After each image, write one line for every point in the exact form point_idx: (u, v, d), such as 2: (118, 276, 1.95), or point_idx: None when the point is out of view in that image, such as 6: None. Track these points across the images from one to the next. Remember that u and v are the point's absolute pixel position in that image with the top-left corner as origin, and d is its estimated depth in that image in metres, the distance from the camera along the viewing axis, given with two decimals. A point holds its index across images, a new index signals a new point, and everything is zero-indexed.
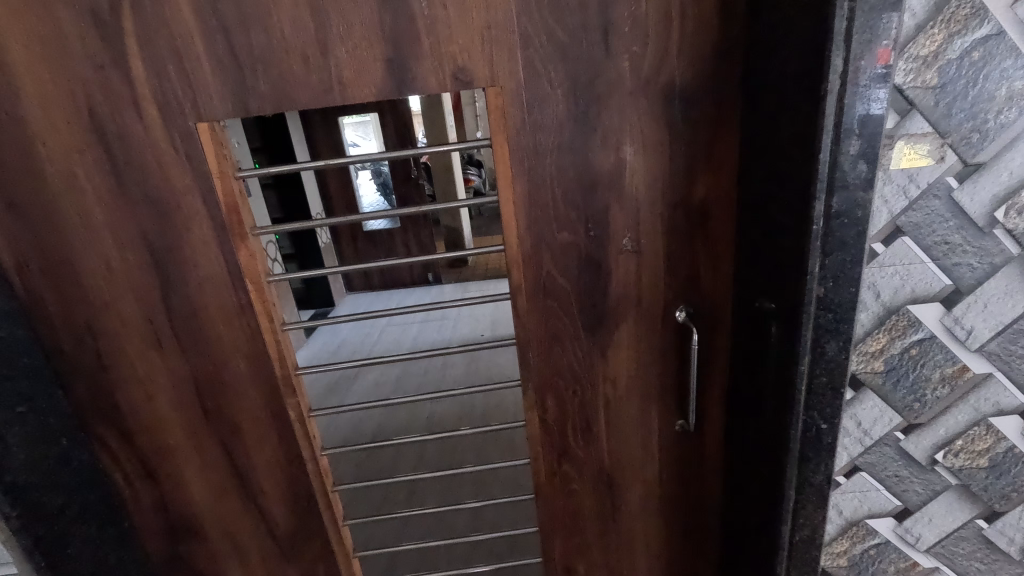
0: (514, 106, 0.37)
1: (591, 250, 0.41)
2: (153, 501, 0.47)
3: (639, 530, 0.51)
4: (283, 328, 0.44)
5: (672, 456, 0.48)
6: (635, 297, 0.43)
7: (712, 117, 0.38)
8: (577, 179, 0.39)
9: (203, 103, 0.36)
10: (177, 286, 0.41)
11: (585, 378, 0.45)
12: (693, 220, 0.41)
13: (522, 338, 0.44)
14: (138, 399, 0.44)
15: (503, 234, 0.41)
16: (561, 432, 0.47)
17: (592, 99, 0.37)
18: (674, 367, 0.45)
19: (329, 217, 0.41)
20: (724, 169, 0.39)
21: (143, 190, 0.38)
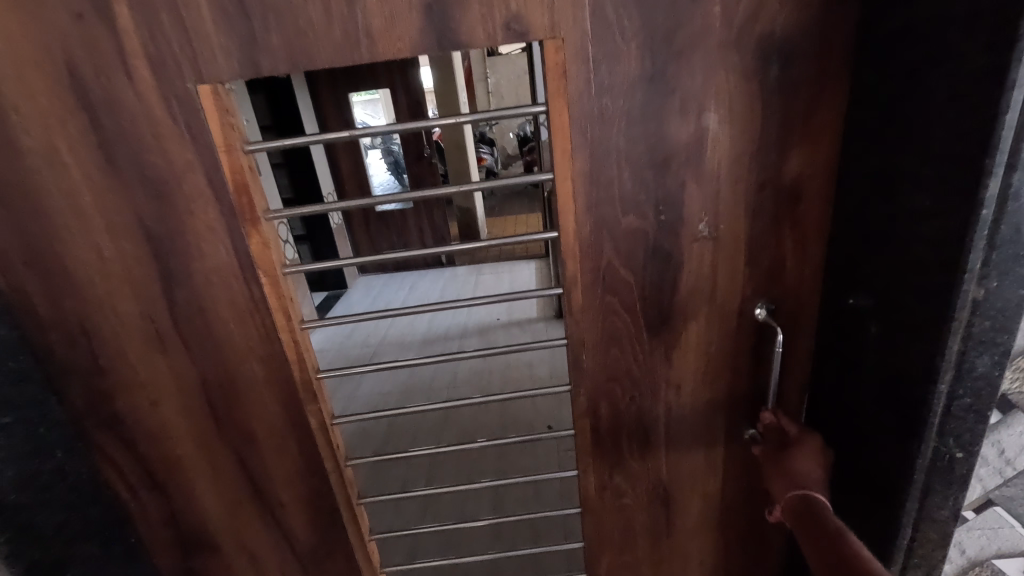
0: (578, 64, 0.31)
1: (659, 238, 0.35)
2: (162, 514, 0.43)
3: (696, 548, 0.46)
4: (302, 327, 0.38)
5: (738, 471, 0.43)
6: (708, 293, 0.37)
7: (819, 76, 0.31)
8: (648, 153, 0.33)
9: (204, 60, 0.30)
10: (180, 279, 0.35)
11: (644, 384, 0.40)
12: (782, 202, 0.34)
13: (573, 338, 0.38)
14: (141, 405, 0.39)
15: (556, 218, 0.35)
16: (615, 443, 0.42)
17: (672, 55, 0.30)
18: (749, 371, 0.39)
19: (351, 199, 0.35)
20: (828, 141, 0.32)
21: (138, 167, 0.32)
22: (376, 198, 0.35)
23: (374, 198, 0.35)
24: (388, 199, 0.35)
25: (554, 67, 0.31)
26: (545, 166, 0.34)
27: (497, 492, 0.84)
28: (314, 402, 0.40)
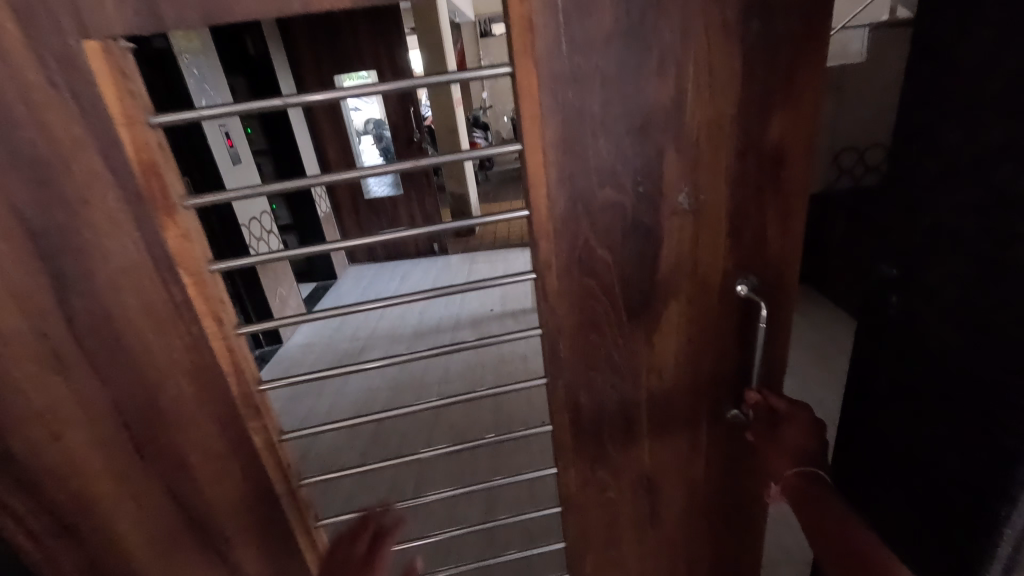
0: (547, 19, 0.28)
1: (638, 213, 0.33)
2: (79, 562, 0.36)
3: (680, 536, 0.45)
4: (237, 332, 0.33)
5: (722, 454, 0.41)
6: (689, 270, 0.34)
7: (803, 30, 0.29)
8: (623, 118, 0.30)
9: (89, 8, 0.24)
10: (77, 285, 0.29)
11: (626, 370, 0.37)
12: (764, 169, 0.32)
13: (548, 325, 0.35)
14: (41, 439, 0.32)
15: (526, 193, 0.32)
16: (596, 434, 0.40)
17: (647, 6, 0.28)
18: (733, 349, 0.37)
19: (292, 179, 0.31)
20: (811, 102, 0.30)
21: (10, 146, 0.26)
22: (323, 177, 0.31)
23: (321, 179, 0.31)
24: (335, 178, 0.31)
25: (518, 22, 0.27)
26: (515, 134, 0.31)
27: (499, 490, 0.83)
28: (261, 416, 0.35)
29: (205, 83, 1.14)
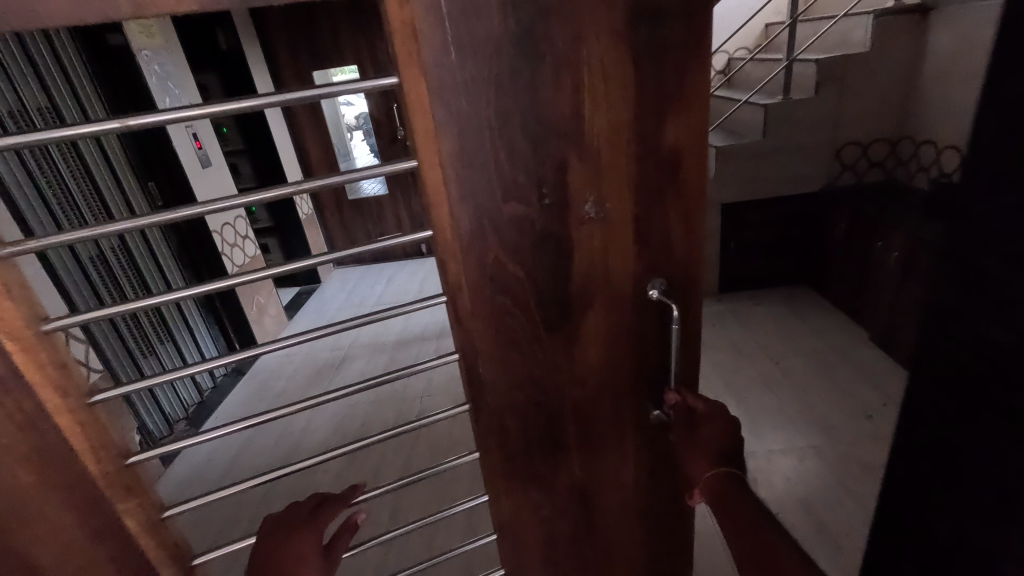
0: (431, 20, 0.26)
1: (549, 227, 0.32)
2: None
3: (618, 547, 0.45)
4: (88, 402, 0.32)
5: (650, 458, 0.41)
6: (603, 278, 0.34)
7: (689, 36, 0.29)
8: (524, 127, 0.29)
9: None
10: None
11: (550, 387, 0.37)
12: (665, 173, 0.32)
13: (462, 352, 0.35)
14: None
15: (429, 212, 0.31)
16: (526, 455, 0.39)
17: (537, 9, 0.27)
18: (653, 353, 0.37)
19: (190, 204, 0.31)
20: (701, 107, 0.31)
21: None
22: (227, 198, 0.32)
23: (228, 201, 0.32)
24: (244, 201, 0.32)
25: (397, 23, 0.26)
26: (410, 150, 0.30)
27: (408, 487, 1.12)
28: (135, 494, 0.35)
29: (167, 79, 1.43)
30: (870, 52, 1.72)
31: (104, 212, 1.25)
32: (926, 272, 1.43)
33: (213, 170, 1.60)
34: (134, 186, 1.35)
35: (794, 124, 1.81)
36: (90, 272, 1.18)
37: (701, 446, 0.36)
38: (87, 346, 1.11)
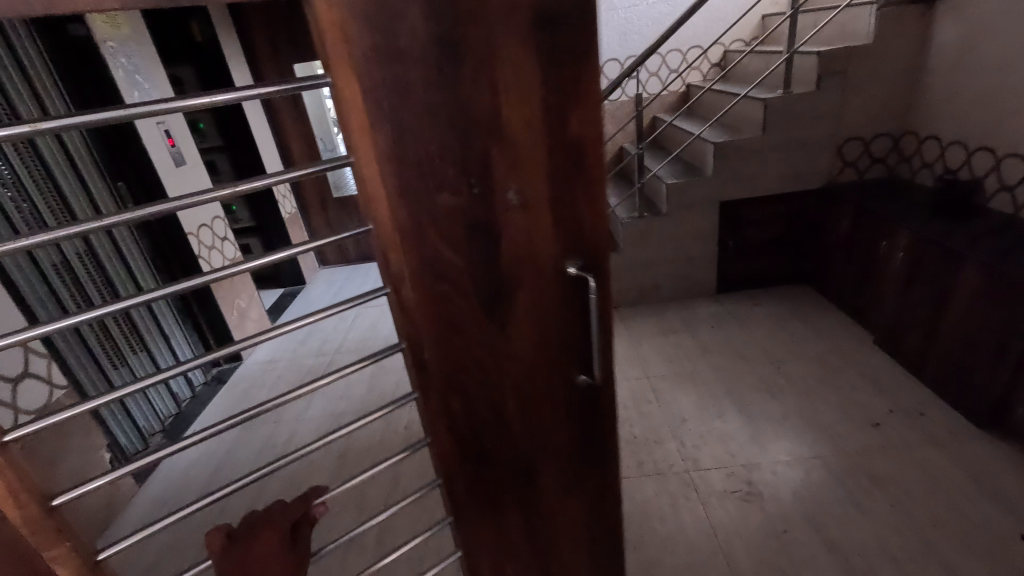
0: (362, 30, 0.33)
1: (474, 219, 0.39)
2: None
3: (558, 490, 0.55)
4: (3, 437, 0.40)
5: (576, 414, 0.51)
6: (529, 259, 0.41)
7: (577, 42, 0.36)
8: (449, 122, 0.36)
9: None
10: None
11: (488, 361, 0.45)
12: (574, 159, 0.39)
13: (403, 328, 0.44)
14: None
15: (371, 209, 0.39)
16: (470, 425, 0.48)
17: (452, 19, 0.33)
18: (577, 322, 0.45)
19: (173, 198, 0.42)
20: (598, 103, 0.38)
21: None
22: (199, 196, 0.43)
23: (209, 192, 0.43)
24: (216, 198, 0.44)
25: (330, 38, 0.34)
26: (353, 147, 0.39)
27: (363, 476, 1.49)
28: (63, 544, 0.45)
29: (134, 72, 1.77)
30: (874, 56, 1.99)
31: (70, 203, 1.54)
32: (929, 266, 1.64)
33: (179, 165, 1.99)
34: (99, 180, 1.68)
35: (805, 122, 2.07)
36: (55, 281, 1.44)
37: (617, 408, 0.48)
38: (47, 361, 1.32)
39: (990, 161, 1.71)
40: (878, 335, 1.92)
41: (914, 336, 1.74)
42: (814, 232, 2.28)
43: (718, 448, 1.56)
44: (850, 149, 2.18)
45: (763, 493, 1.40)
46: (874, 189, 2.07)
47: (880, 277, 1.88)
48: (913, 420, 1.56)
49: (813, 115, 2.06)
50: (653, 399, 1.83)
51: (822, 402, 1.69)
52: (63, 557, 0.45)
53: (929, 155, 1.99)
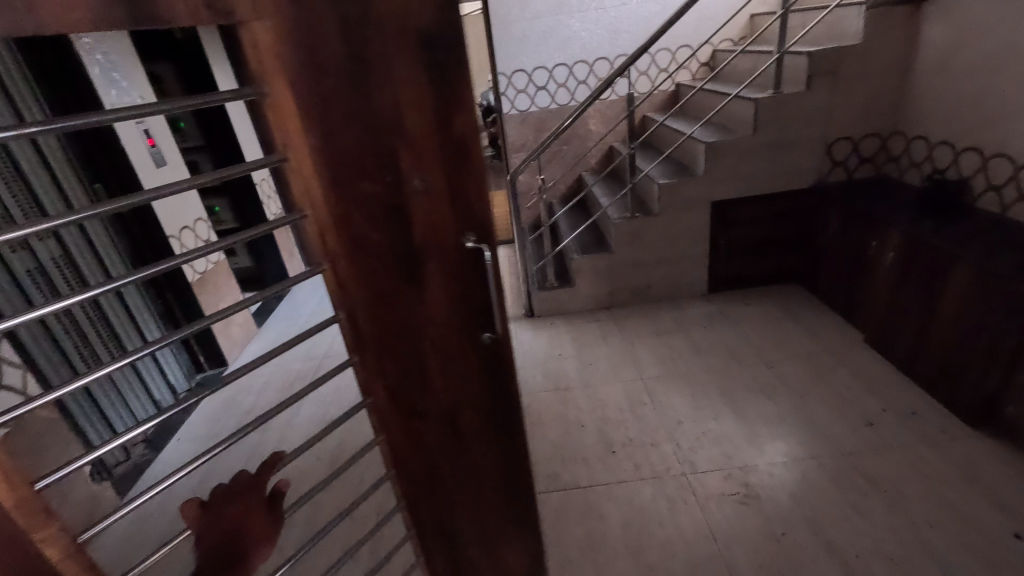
0: (289, 52, 0.46)
1: (389, 205, 0.54)
2: None
3: (468, 420, 0.73)
4: None
5: (479, 354, 0.68)
6: (431, 233, 0.57)
7: (459, 59, 0.51)
8: (361, 124, 0.50)
9: None
10: None
11: (406, 314, 0.61)
12: (453, 144, 0.54)
13: (341, 294, 0.59)
14: None
15: (309, 193, 0.52)
16: (391, 364, 0.65)
17: (357, 53, 0.47)
18: (474, 281, 0.62)
19: (137, 194, 0.49)
20: (472, 114, 0.54)
21: None
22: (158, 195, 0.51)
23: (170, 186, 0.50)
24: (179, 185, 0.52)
25: (260, 62, 0.47)
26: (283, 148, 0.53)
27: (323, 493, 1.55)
28: (51, 523, 0.43)
29: (111, 73, 1.77)
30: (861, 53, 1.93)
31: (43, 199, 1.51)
32: (921, 266, 1.61)
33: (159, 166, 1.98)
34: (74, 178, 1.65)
35: (790, 121, 2.05)
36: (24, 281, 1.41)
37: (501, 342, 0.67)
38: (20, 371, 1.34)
39: (978, 161, 1.66)
40: (868, 335, 1.93)
41: (904, 337, 1.73)
42: (801, 229, 2.29)
43: (714, 451, 1.56)
44: (838, 149, 2.15)
45: (760, 495, 1.40)
46: (861, 189, 2.04)
47: (871, 277, 1.88)
48: (910, 423, 1.55)
49: (804, 112, 2.04)
50: (648, 400, 1.83)
51: (810, 401, 1.70)
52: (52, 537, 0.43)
53: (918, 155, 1.94)
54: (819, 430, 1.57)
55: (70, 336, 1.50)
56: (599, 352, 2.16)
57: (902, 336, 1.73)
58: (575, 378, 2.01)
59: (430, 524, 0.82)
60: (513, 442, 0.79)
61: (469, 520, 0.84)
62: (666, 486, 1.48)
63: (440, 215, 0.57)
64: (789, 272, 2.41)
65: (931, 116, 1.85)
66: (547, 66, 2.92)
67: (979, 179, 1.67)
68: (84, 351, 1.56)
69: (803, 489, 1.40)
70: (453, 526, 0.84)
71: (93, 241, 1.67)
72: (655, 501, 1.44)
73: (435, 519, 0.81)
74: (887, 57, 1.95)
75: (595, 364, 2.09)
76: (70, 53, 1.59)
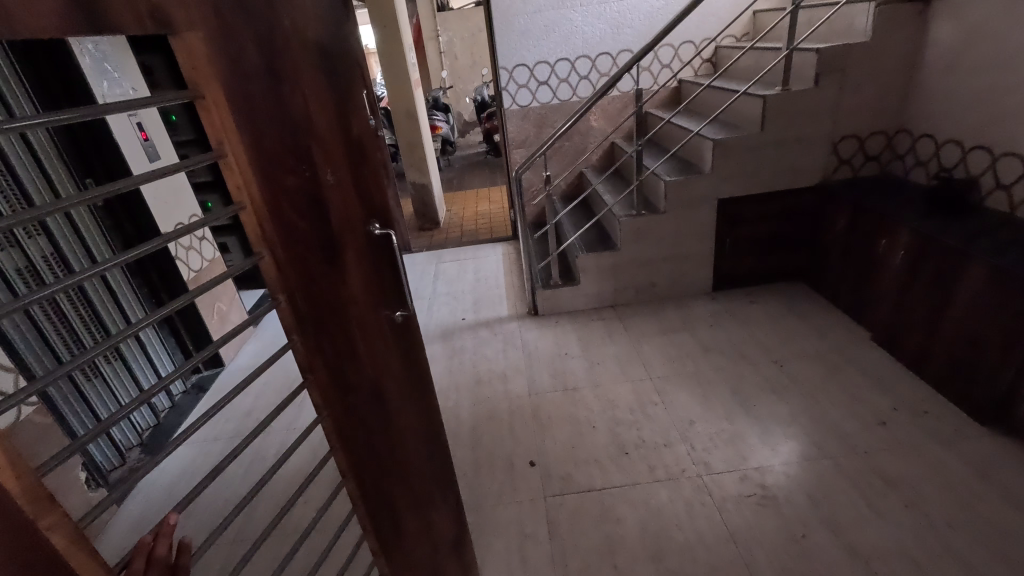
0: (215, 60, 0.70)
1: (308, 189, 0.86)
2: None
3: (385, 367, 1.11)
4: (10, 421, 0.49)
5: (383, 306, 1.07)
6: (348, 213, 0.95)
7: (337, 72, 0.90)
8: (282, 129, 0.81)
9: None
10: None
11: (328, 288, 0.95)
12: (358, 147, 0.96)
13: (282, 281, 0.87)
14: None
15: (238, 183, 0.77)
16: (319, 329, 0.95)
17: (275, 72, 0.78)
18: (374, 252, 1.02)
19: (107, 187, 0.71)
20: (362, 128, 0.96)
21: None
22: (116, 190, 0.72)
23: (122, 186, 0.72)
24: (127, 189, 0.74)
25: (194, 69, 0.69)
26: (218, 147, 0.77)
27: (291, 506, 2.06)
28: (56, 513, 0.54)
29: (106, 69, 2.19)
30: (865, 60, 2.54)
31: (31, 193, 1.87)
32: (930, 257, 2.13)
33: (132, 155, 2.31)
34: (61, 165, 2.00)
35: (796, 121, 2.68)
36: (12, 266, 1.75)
37: (396, 301, 1.11)
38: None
39: (989, 159, 2.17)
40: (875, 332, 2.52)
41: (912, 338, 2.27)
42: (808, 228, 2.98)
43: (728, 450, 2.02)
44: (847, 146, 2.77)
45: (777, 495, 1.81)
46: (870, 189, 2.64)
47: (881, 267, 2.42)
48: (917, 417, 2.04)
49: (812, 112, 2.65)
50: (658, 399, 2.36)
51: (819, 402, 2.19)
52: (58, 522, 0.54)
53: (926, 153, 2.53)
54: (832, 428, 2.04)
55: (52, 324, 1.91)
56: (604, 351, 2.76)
57: (909, 338, 2.28)
58: (584, 379, 2.57)
59: (368, 449, 1.11)
60: (418, 388, 1.24)
61: (394, 466, 1.20)
62: (681, 490, 1.89)
63: (346, 211, 0.94)
64: (794, 267, 3.12)
65: (932, 119, 2.45)
66: (548, 61, 3.63)
67: (989, 177, 2.19)
68: (62, 331, 1.96)
69: (816, 487, 1.82)
70: (385, 446, 1.16)
71: (78, 225, 2.08)
72: (672, 502, 1.85)
73: (366, 444, 1.11)
74: (894, 55, 2.53)
75: (603, 362, 2.68)
76: (64, 50, 1.97)
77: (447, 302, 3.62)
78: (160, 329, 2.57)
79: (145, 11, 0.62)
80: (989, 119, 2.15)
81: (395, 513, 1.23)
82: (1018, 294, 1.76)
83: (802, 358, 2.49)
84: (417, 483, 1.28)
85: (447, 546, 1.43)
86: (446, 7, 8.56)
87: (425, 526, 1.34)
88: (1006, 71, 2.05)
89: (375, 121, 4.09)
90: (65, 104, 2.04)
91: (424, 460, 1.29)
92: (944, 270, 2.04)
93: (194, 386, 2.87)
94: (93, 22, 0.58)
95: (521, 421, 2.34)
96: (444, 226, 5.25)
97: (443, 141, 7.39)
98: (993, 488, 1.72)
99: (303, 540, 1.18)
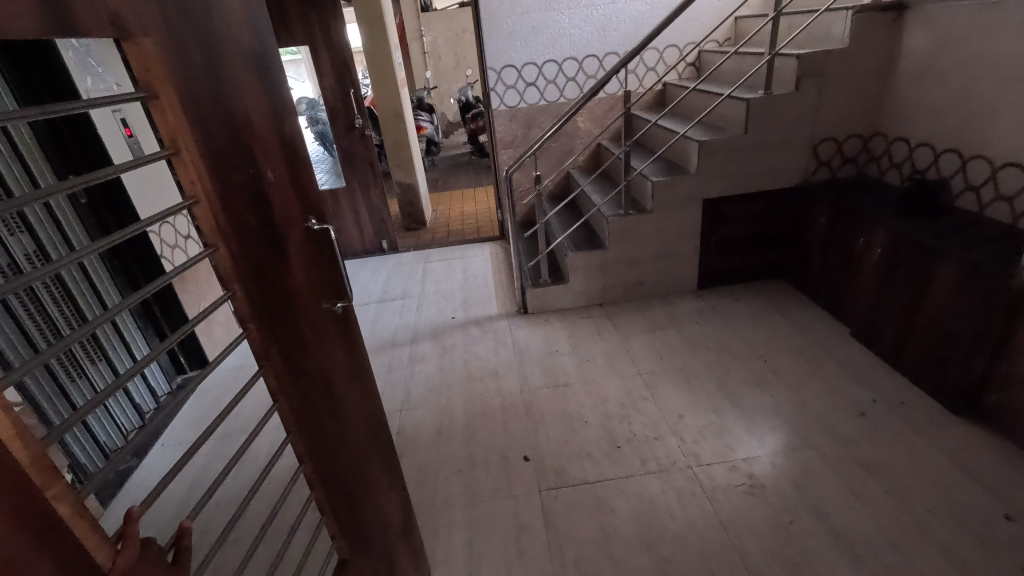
0: (166, 66, 0.82)
1: (252, 186, 1.01)
2: None
3: (327, 351, 1.29)
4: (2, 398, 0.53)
5: (320, 295, 1.26)
6: (284, 207, 1.12)
7: (266, 75, 1.07)
8: (228, 128, 0.95)
9: None
10: None
11: (274, 279, 1.09)
12: (287, 146, 1.14)
13: (235, 273, 0.98)
14: None
15: (194, 180, 0.89)
16: (268, 317, 1.08)
17: (219, 77, 0.93)
18: (309, 244, 1.21)
19: (90, 176, 0.79)
20: (289, 128, 1.15)
21: None
22: (92, 179, 0.80)
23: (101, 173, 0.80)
24: (102, 177, 0.82)
25: (148, 73, 0.81)
26: (168, 145, 0.87)
27: (242, 518, 2.31)
28: (58, 484, 0.59)
29: (93, 65, 2.28)
30: (834, 66, 2.76)
31: (14, 190, 1.98)
32: (900, 254, 2.34)
33: (111, 144, 2.40)
34: (40, 156, 2.12)
35: (765, 128, 2.89)
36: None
37: (331, 288, 1.31)
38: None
39: (960, 162, 2.39)
40: (854, 328, 2.74)
41: (890, 334, 2.48)
42: (785, 227, 3.23)
43: (714, 442, 2.21)
44: (826, 149, 2.99)
45: (762, 485, 1.99)
46: (845, 191, 2.85)
47: (860, 265, 2.64)
48: (883, 408, 2.26)
49: (776, 119, 2.88)
50: (646, 394, 2.55)
51: (792, 398, 2.39)
52: (60, 492, 0.59)
53: (900, 156, 2.75)
54: (816, 419, 2.24)
55: (31, 317, 2.02)
56: (592, 349, 2.95)
57: (886, 332, 2.50)
58: (574, 375, 2.75)
59: (321, 429, 1.27)
60: (358, 368, 1.44)
61: (344, 446, 1.37)
62: (672, 481, 2.06)
63: (282, 206, 1.11)
64: (775, 265, 3.36)
65: (905, 122, 2.69)
66: (536, 62, 3.80)
67: (959, 178, 2.40)
68: (45, 330, 2.08)
69: (801, 477, 2.00)
70: (333, 429, 1.32)
71: (59, 214, 2.20)
72: (664, 493, 2.01)
73: (317, 427, 1.25)
74: (867, 62, 2.76)
75: (592, 359, 2.87)
76: (48, 44, 2.07)
77: (437, 301, 3.77)
78: (139, 322, 2.69)
79: (106, 20, 0.72)
80: (959, 123, 2.37)
81: (347, 493, 1.38)
82: (988, 287, 1.95)
83: (785, 353, 2.70)
84: (363, 466, 1.45)
85: (393, 525, 1.59)
86: (429, 8, 8.69)
87: (376, 504, 1.50)
88: (973, 74, 2.27)
89: (362, 121, 4.18)
90: (44, 98, 2.14)
91: (368, 442, 1.48)
92: (916, 270, 2.26)
93: (178, 386, 2.97)
94: (63, 30, 0.67)
95: (515, 416, 2.50)
96: (432, 227, 5.40)
97: (429, 142, 7.53)
98: (961, 473, 1.92)
99: (259, 536, 1.29)
